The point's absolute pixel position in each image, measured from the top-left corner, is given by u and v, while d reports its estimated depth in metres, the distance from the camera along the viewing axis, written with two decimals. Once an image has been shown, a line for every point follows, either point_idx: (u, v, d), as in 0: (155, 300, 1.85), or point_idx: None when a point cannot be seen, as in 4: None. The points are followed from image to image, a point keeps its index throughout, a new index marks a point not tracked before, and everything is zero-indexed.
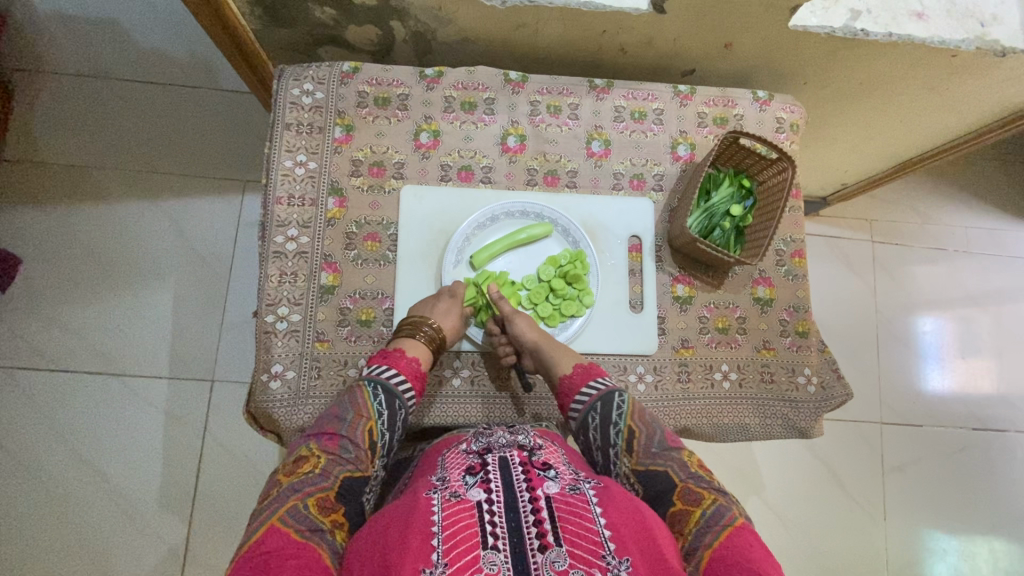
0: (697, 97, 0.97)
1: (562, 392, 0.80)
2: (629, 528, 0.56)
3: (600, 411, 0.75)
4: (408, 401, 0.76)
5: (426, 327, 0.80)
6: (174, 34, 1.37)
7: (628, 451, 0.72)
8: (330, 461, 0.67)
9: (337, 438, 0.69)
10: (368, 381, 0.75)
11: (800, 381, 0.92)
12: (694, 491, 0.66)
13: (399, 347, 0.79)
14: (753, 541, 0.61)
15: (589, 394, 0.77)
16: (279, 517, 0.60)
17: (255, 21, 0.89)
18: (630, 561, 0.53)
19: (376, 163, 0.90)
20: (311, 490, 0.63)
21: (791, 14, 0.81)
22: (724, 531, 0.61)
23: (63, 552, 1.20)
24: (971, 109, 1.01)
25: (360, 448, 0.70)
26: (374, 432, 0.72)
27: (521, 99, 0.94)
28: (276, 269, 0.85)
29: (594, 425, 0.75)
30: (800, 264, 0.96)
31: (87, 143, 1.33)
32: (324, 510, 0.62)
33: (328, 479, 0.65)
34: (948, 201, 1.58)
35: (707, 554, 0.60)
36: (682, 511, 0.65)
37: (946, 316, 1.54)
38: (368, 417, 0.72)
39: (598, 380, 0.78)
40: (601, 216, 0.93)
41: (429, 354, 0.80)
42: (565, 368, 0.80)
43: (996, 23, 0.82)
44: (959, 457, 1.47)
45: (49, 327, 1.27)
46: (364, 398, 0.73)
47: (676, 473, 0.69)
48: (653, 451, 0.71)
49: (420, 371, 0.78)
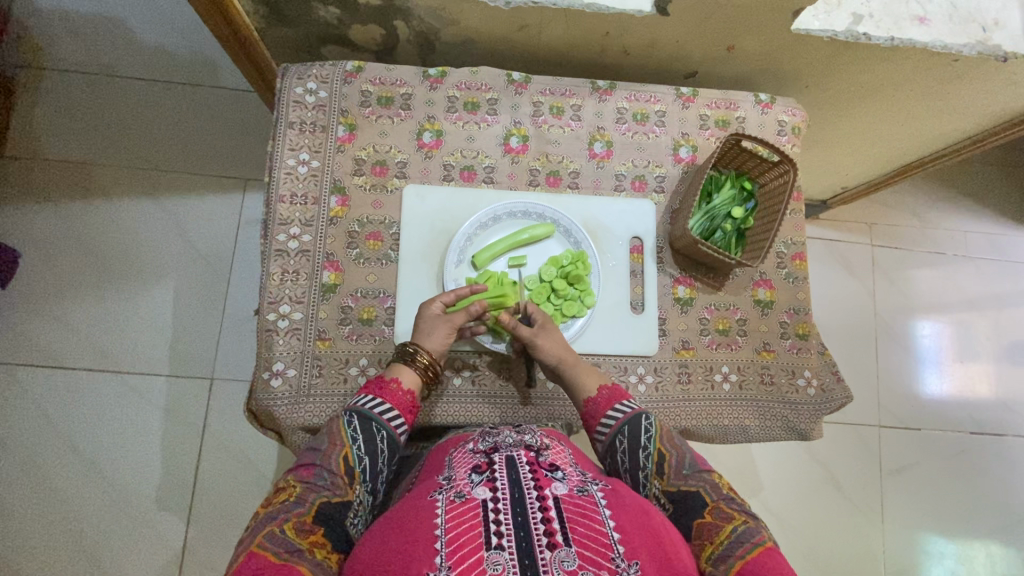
0: (699, 100, 0.98)
1: (588, 415, 0.79)
2: (638, 531, 0.56)
3: (628, 435, 0.74)
4: (395, 429, 0.74)
5: (415, 355, 0.79)
6: (177, 32, 1.38)
7: (659, 474, 0.71)
8: (305, 489, 0.66)
9: (312, 467, 0.68)
10: (346, 411, 0.74)
11: (800, 383, 0.93)
12: (725, 511, 0.65)
13: (387, 375, 0.78)
14: (783, 562, 0.60)
15: (616, 416, 0.76)
16: (256, 545, 0.59)
17: (260, 20, 0.89)
18: (640, 564, 0.53)
19: (379, 162, 0.90)
20: (287, 516, 0.62)
21: (794, 17, 0.82)
22: (756, 548, 0.60)
23: (62, 550, 1.19)
24: (972, 114, 1.02)
25: (336, 473, 0.68)
26: (350, 457, 0.70)
27: (524, 100, 0.94)
28: (278, 267, 0.85)
29: (622, 449, 0.74)
30: (801, 266, 0.97)
31: (88, 139, 1.33)
32: (302, 534, 0.61)
33: (304, 505, 0.64)
34: (946, 205, 1.59)
35: (738, 565, 0.59)
36: (712, 525, 0.64)
37: (945, 320, 1.54)
38: (342, 444, 0.71)
39: (624, 403, 0.78)
40: (602, 216, 0.93)
41: (422, 381, 0.79)
42: (590, 390, 0.80)
43: (997, 28, 0.83)
44: (956, 461, 1.47)
45: (49, 323, 1.27)
46: (338, 426, 0.72)
47: (708, 493, 0.68)
48: (684, 473, 0.70)
49: (412, 400, 0.77)
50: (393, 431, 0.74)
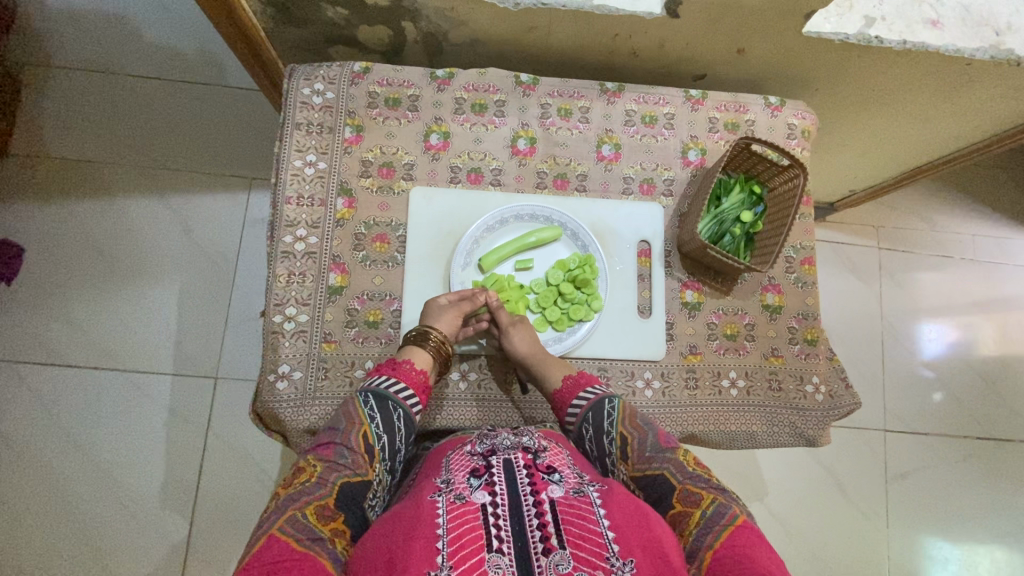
0: (708, 102, 0.97)
1: (557, 405, 0.81)
2: (633, 529, 0.56)
3: (592, 422, 0.76)
4: (411, 408, 0.76)
5: (428, 336, 0.79)
6: (183, 31, 1.37)
7: (624, 458, 0.72)
8: (326, 468, 0.66)
9: (333, 445, 0.68)
10: (362, 392, 0.75)
11: (808, 389, 0.92)
12: (693, 493, 0.65)
13: (401, 357, 0.79)
14: (756, 539, 0.60)
15: (580, 404, 0.78)
16: (278, 528, 0.58)
17: (268, 20, 0.88)
18: (634, 562, 0.53)
19: (386, 164, 0.90)
20: (308, 499, 0.62)
21: (804, 20, 0.81)
22: (724, 530, 0.60)
23: (64, 548, 1.19)
24: (982, 118, 1.01)
25: (356, 451, 0.68)
26: (369, 435, 0.71)
27: (531, 102, 0.94)
28: (285, 269, 0.85)
29: (589, 436, 0.76)
30: (809, 271, 0.96)
31: (94, 138, 1.33)
32: (323, 519, 0.61)
33: (325, 486, 0.64)
34: (955, 208, 1.58)
35: (708, 556, 0.59)
36: (682, 515, 0.64)
37: (951, 324, 1.53)
38: (360, 422, 0.71)
39: (588, 389, 0.79)
40: (610, 219, 0.93)
41: (434, 361, 0.81)
42: (556, 380, 0.81)
43: (1010, 32, 0.81)
44: (962, 465, 1.46)
45: (53, 321, 1.27)
46: (355, 406, 0.73)
47: (674, 475, 0.68)
48: (647, 455, 0.71)
49: (425, 380, 0.78)
50: (409, 410, 0.75)
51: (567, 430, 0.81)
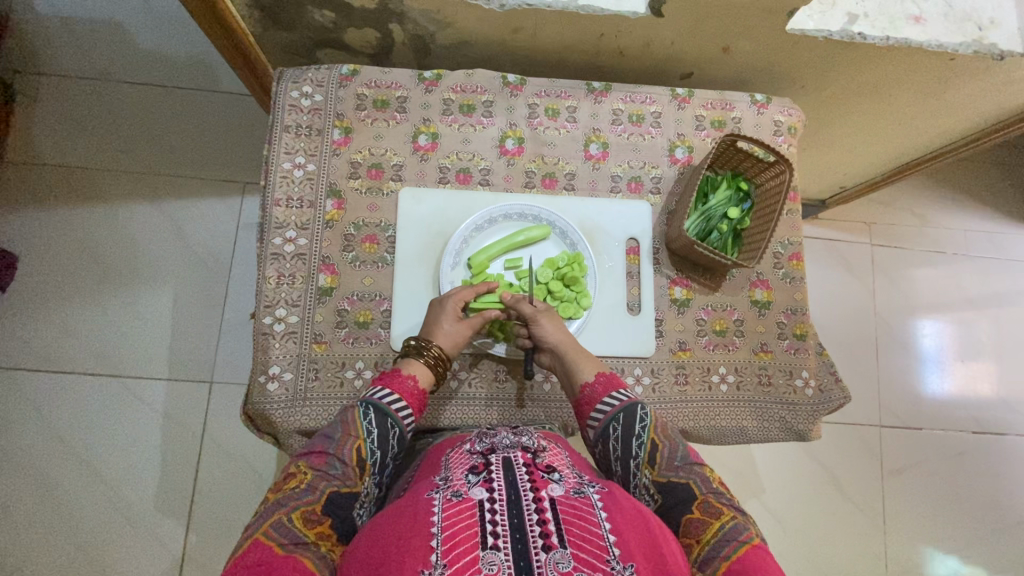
0: (694, 100, 0.97)
1: (583, 400, 0.79)
2: (634, 535, 0.56)
3: (623, 422, 0.73)
4: (406, 423, 0.74)
5: (430, 347, 0.79)
6: (174, 37, 1.38)
7: (650, 463, 0.71)
8: (316, 477, 0.66)
9: (325, 455, 0.68)
10: (360, 402, 0.73)
11: (798, 383, 0.92)
12: (715, 506, 0.66)
13: (402, 369, 0.78)
14: (771, 561, 0.60)
15: (611, 404, 0.75)
16: (261, 533, 0.59)
17: (255, 24, 0.89)
18: (635, 566, 0.53)
19: (375, 164, 0.91)
20: (296, 504, 0.63)
21: (789, 17, 0.81)
22: (741, 547, 0.60)
23: (60, 554, 1.19)
24: (968, 112, 1.02)
25: (348, 463, 0.68)
26: (363, 449, 0.70)
27: (518, 102, 0.94)
28: (274, 270, 0.85)
29: (615, 436, 0.73)
30: (798, 266, 0.96)
31: (86, 144, 1.34)
32: (309, 524, 0.61)
33: (314, 493, 0.64)
34: (946, 203, 1.59)
35: (724, 565, 0.59)
36: (700, 521, 0.64)
37: (945, 319, 1.54)
38: (357, 435, 0.70)
39: (619, 392, 0.77)
40: (598, 218, 0.93)
41: (433, 377, 0.80)
42: (587, 374, 0.79)
43: (993, 26, 0.82)
44: (959, 460, 1.46)
45: (48, 327, 1.27)
46: (353, 416, 0.71)
47: (699, 486, 0.68)
48: (675, 465, 0.70)
49: (422, 395, 0.77)
50: (404, 426, 0.74)
51: (586, 431, 0.78)
